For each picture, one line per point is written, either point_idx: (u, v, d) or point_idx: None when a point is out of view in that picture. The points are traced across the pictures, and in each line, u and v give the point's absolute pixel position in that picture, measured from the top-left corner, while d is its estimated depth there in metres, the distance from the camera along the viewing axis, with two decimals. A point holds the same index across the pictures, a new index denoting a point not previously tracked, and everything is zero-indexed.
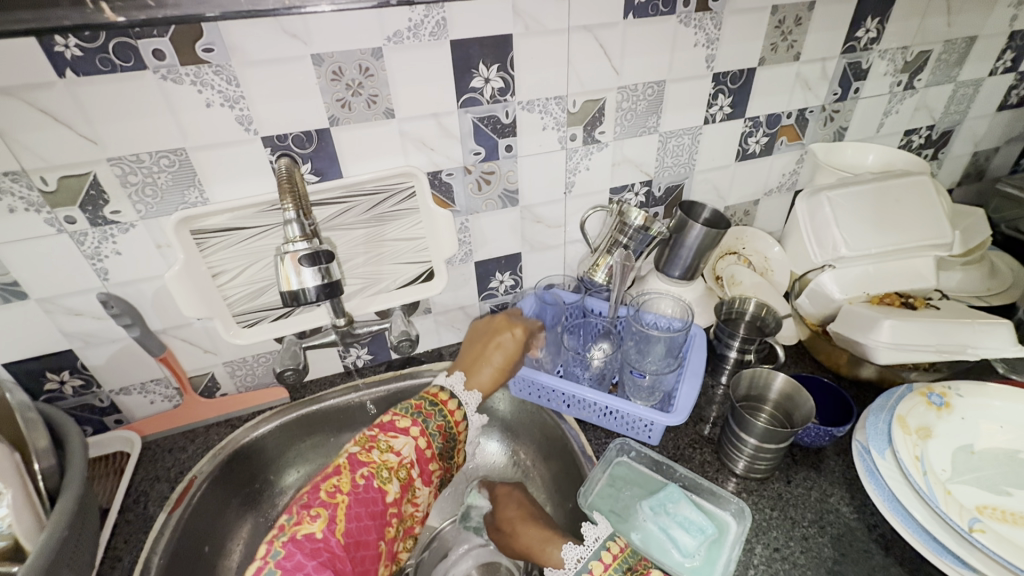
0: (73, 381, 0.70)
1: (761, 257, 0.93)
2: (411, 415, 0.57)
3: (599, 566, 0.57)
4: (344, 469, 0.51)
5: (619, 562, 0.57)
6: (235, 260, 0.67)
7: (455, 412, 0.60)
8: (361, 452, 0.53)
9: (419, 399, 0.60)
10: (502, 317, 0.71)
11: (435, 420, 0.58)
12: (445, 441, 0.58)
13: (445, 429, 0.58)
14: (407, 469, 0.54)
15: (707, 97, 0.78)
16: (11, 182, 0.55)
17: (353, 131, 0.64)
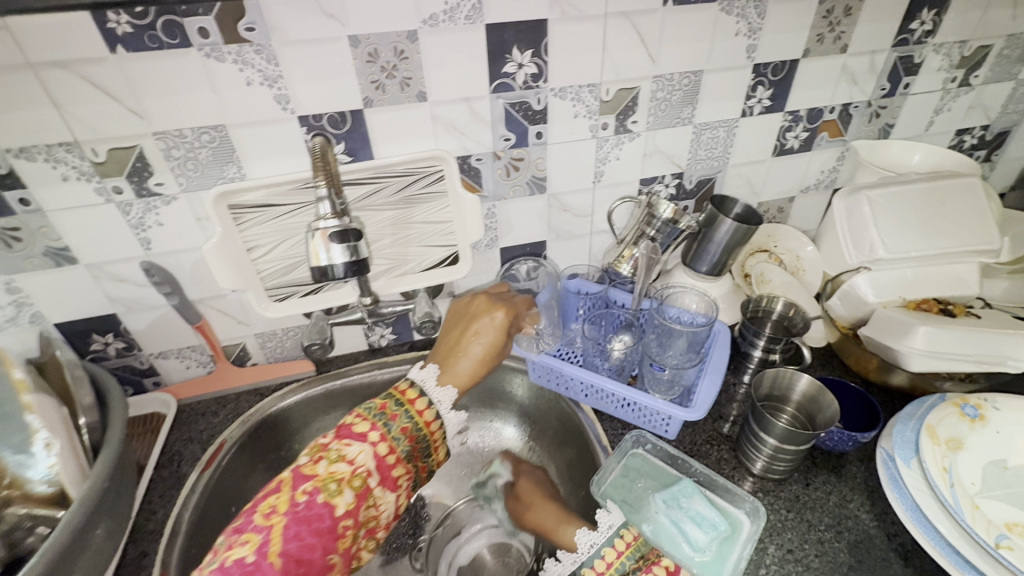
0: (117, 343, 0.74)
1: (793, 256, 0.91)
2: (371, 419, 0.56)
3: (612, 552, 0.60)
4: (285, 487, 0.50)
5: (632, 550, 0.59)
6: (268, 235, 0.69)
7: (425, 412, 0.58)
8: (307, 465, 0.52)
9: (385, 399, 0.58)
10: (479, 300, 0.69)
11: (400, 423, 0.56)
12: (412, 443, 0.56)
13: (412, 432, 0.56)
14: (361, 478, 0.52)
15: (746, 89, 0.76)
16: (65, 152, 0.58)
17: (386, 113, 0.65)
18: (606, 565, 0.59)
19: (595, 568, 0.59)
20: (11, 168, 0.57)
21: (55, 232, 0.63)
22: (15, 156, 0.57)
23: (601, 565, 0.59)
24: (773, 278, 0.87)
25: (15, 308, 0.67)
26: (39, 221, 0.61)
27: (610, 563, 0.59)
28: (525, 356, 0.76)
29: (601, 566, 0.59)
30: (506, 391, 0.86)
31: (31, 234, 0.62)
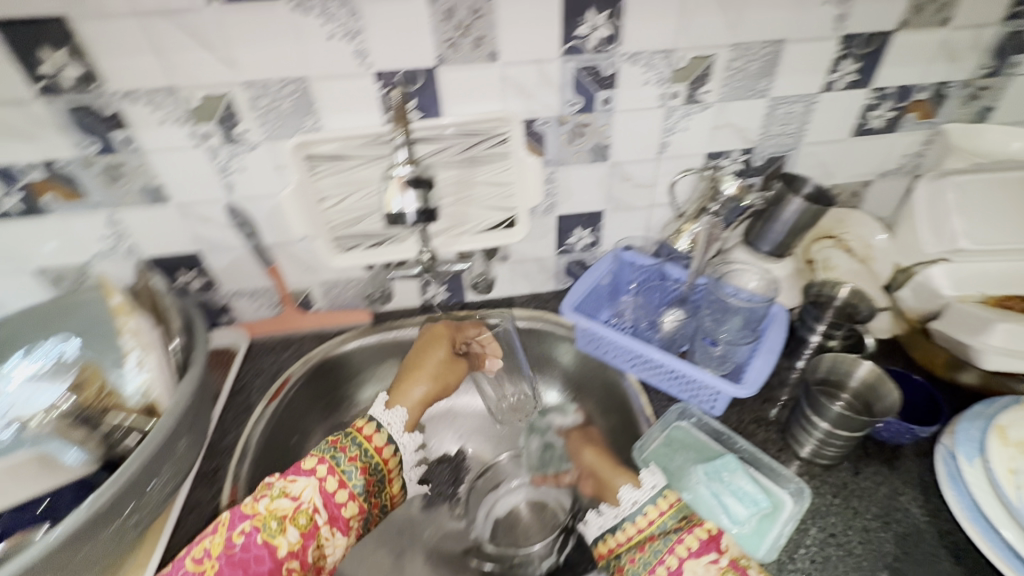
0: (198, 280, 0.81)
1: (863, 244, 0.84)
2: (319, 457, 0.62)
3: (654, 510, 0.58)
4: (222, 528, 0.56)
5: (675, 511, 0.57)
6: (339, 187, 0.73)
7: (376, 442, 0.67)
8: (247, 504, 0.57)
9: (336, 436, 0.65)
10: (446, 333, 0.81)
11: (353, 453, 0.64)
12: (367, 475, 0.64)
13: (366, 462, 0.65)
14: (306, 515, 0.58)
15: (830, 62, 0.72)
16: (165, 96, 0.62)
17: (457, 72, 0.66)
18: (647, 522, 0.58)
19: (636, 524, 0.58)
20: (118, 110, 0.63)
21: (152, 172, 0.68)
22: (123, 99, 0.62)
23: (642, 522, 0.58)
24: (838, 265, 0.85)
25: (116, 240, 0.74)
26: (139, 161, 0.67)
27: (651, 521, 0.58)
28: (575, 323, 0.76)
29: (642, 522, 0.58)
30: (553, 356, 0.88)
31: (133, 173, 0.68)
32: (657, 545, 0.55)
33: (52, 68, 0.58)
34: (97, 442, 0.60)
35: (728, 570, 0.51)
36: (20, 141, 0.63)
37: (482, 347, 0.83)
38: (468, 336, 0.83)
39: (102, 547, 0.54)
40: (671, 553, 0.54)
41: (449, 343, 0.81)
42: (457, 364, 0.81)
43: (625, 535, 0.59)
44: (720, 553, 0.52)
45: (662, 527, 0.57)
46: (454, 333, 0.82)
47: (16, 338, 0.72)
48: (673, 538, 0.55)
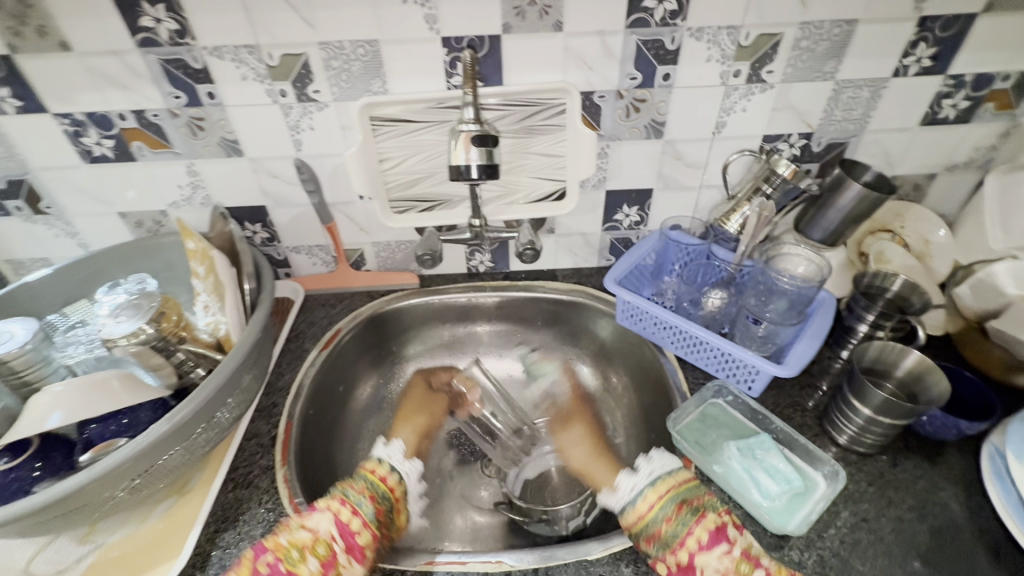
0: (262, 233, 0.86)
1: (920, 239, 0.84)
2: (332, 493, 0.57)
3: (652, 495, 0.57)
4: (244, 563, 0.50)
5: (675, 493, 0.56)
6: (399, 149, 0.76)
7: (387, 478, 0.62)
8: (266, 541, 0.51)
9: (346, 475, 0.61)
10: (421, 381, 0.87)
11: (360, 485, 0.59)
12: (377, 504, 0.58)
13: (374, 491, 0.59)
14: (325, 544, 0.52)
15: (904, 45, 0.70)
16: (248, 54, 0.67)
17: (522, 41, 0.67)
18: (647, 507, 0.56)
19: (636, 510, 0.57)
20: (205, 65, 0.67)
21: (230, 126, 0.73)
22: (210, 54, 0.66)
23: (641, 508, 0.56)
24: (892, 258, 0.83)
25: (192, 189, 0.80)
26: (219, 114, 0.72)
27: (651, 505, 0.56)
28: (617, 295, 0.78)
29: (642, 506, 0.57)
30: (590, 330, 0.89)
31: (212, 125, 0.73)
32: (666, 539, 0.54)
33: (151, 22, 0.63)
34: (169, 370, 0.67)
35: (740, 561, 0.51)
36: (118, 89, 0.69)
37: (460, 388, 0.84)
38: (442, 377, 0.87)
39: (174, 460, 0.59)
40: (681, 548, 0.52)
41: (424, 387, 0.86)
42: (438, 401, 0.84)
43: (630, 518, 0.57)
44: (731, 543, 0.52)
45: (661, 512, 0.55)
46: (428, 378, 0.88)
47: (103, 272, 0.80)
48: (681, 532, 0.53)
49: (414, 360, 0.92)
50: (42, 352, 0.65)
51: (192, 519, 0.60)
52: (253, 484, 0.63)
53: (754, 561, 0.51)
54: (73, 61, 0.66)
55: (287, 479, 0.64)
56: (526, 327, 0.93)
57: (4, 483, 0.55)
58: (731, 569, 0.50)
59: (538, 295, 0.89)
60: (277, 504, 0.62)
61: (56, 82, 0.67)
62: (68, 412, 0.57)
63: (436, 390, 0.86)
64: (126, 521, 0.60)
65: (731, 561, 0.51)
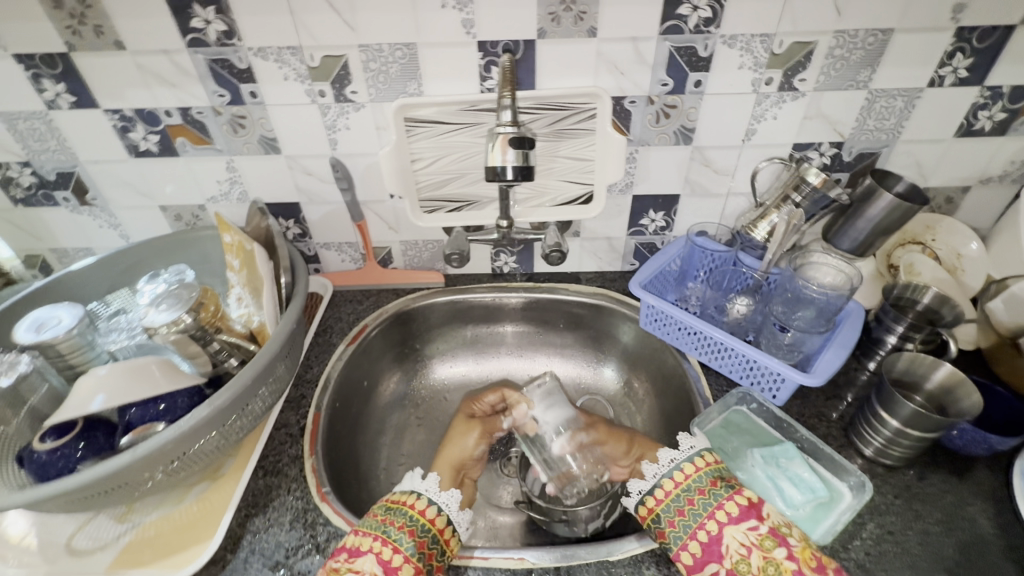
0: (294, 229, 0.89)
1: (952, 252, 0.84)
2: (372, 531, 0.56)
3: (691, 466, 0.61)
4: None
5: (711, 468, 0.60)
6: (431, 150, 0.78)
7: (425, 511, 0.60)
8: None
9: (383, 510, 0.59)
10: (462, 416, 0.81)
11: (400, 520, 0.58)
12: (418, 538, 0.56)
13: (413, 526, 0.57)
14: None
15: (941, 56, 0.69)
16: (291, 55, 0.69)
17: (556, 46, 0.69)
18: (684, 477, 0.60)
19: (673, 479, 0.60)
20: (249, 65, 0.70)
21: (269, 124, 0.75)
22: (254, 54, 0.69)
23: (679, 477, 0.60)
24: (923, 271, 0.82)
25: (230, 185, 0.83)
26: (260, 112, 0.74)
27: (688, 474, 0.60)
28: (642, 299, 0.78)
29: (680, 476, 0.60)
30: (612, 334, 0.90)
31: (253, 123, 0.75)
32: (697, 510, 0.56)
33: (201, 23, 0.66)
34: (204, 358, 0.70)
35: (766, 537, 0.52)
36: (167, 87, 0.72)
37: (506, 403, 0.81)
38: (486, 402, 0.81)
39: (209, 446, 0.61)
40: (711, 519, 0.55)
41: (465, 417, 0.80)
42: (478, 431, 0.78)
43: (662, 490, 0.60)
44: (760, 521, 0.54)
45: (698, 481, 0.59)
46: (469, 407, 0.82)
47: (144, 264, 0.83)
48: (714, 503, 0.56)
49: (437, 358, 0.93)
50: (87, 337, 0.68)
51: (224, 503, 0.62)
52: (282, 472, 0.65)
53: (783, 539, 0.52)
54: (126, 59, 0.69)
55: (314, 469, 0.66)
56: (548, 329, 0.93)
57: (51, 460, 0.58)
58: (756, 544, 0.52)
59: (561, 298, 0.90)
60: (305, 493, 0.63)
61: (109, 79, 0.70)
62: (109, 395, 0.59)
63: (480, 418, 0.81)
64: (163, 502, 0.62)
65: (757, 537, 0.52)
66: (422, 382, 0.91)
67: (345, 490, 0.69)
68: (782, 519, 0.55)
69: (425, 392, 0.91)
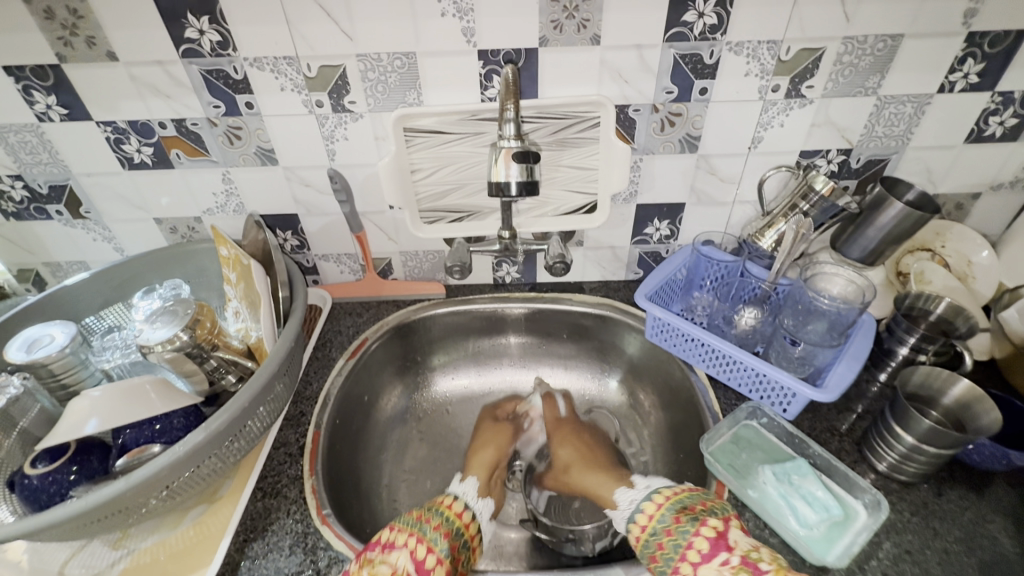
0: (292, 240, 0.87)
1: (962, 260, 0.83)
2: (407, 529, 0.58)
3: (652, 506, 0.61)
4: None
5: (673, 502, 0.60)
6: (431, 160, 0.77)
7: (463, 513, 0.64)
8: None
9: (420, 509, 0.62)
10: (488, 419, 0.85)
11: (436, 520, 0.60)
12: (452, 539, 0.60)
13: (449, 527, 0.61)
14: None
15: (951, 61, 0.68)
16: (287, 65, 0.67)
17: (558, 54, 0.67)
18: (647, 519, 0.60)
19: (638, 523, 0.61)
20: (245, 75, 0.68)
21: (266, 135, 0.74)
22: (250, 65, 0.67)
23: (643, 520, 0.61)
24: (934, 279, 0.80)
25: (226, 197, 0.81)
26: (256, 123, 0.73)
27: (652, 515, 0.60)
28: (647, 311, 0.77)
29: (642, 518, 0.61)
30: (617, 345, 0.88)
31: (249, 134, 0.74)
32: (668, 553, 0.55)
33: (195, 33, 0.64)
34: (201, 376, 0.68)
35: (739, 569, 0.50)
36: (161, 98, 0.70)
37: (523, 409, 0.87)
38: (509, 406, 0.87)
39: (206, 469, 0.59)
40: (684, 561, 0.54)
41: (492, 420, 0.85)
42: (506, 433, 0.83)
43: (635, 534, 0.60)
44: (730, 551, 0.52)
45: (662, 522, 0.59)
46: (493, 411, 0.86)
47: (138, 278, 0.81)
48: (682, 543, 0.55)
49: (439, 370, 0.92)
50: (80, 355, 0.67)
51: (222, 528, 0.60)
52: (281, 494, 0.64)
53: (754, 566, 0.50)
54: (119, 71, 0.67)
55: (314, 490, 0.64)
56: (551, 339, 0.92)
57: (43, 486, 0.56)
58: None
59: (565, 308, 0.88)
60: (305, 515, 0.62)
61: (101, 90, 0.69)
62: (104, 418, 0.57)
63: (506, 421, 0.85)
64: (159, 527, 0.60)
65: (729, 570, 0.50)
66: (423, 395, 0.90)
67: (346, 510, 0.67)
68: (751, 544, 0.53)
69: (427, 406, 0.89)
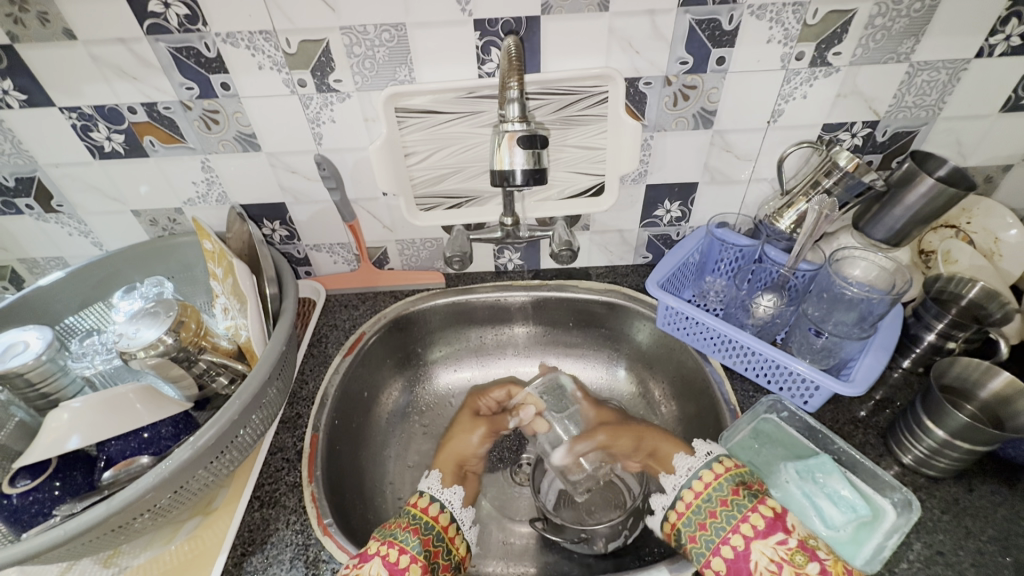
0: (281, 231, 0.82)
1: (989, 237, 0.78)
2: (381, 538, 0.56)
3: (710, 474, 0.58)
4: None
5: (733, 474, 0.57)
6: (425, 143, 0.72)
7: (430, 506, 0.61)
8: None
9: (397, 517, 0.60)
10: (467, 410, 0.82)
11: (405, 521, 0.59)
12: (423, 536, 0.57)
13: (418, 524, 0.59)
14: None
15: (993, 22, 0.62)
16: (264, 40, 0.61)
17: (562, 23, 0.61)
18: (703, 486, 0.57)
19: (692, 489, 0.58)
20: (219, 52, 0.62)
21: (246, 119, 0.68)
22: (223, 41, 0.61)
23: (698, 486, 0.58)
24: (960, 258, 0.75)
25: (207, 186, 0.75)
26: (234, 106, 0.67)
27: (707, 484, 0.57)
28: (659, 300, 0.72)
29: (698, 485, 0.58)
30: (626, 333, 0.85)
31: (227, 118, 0.68)
32: (719, 524, 0.54)
33: (159, 7, 0.58)
34: (190, 380, 0.64)
35: (796, 552, 0.50)
36: (127, 80, 0.64)
37: (512, 400, 0.82)
38: (492, 397, 0.82)
39: (198, 483, 0.56)
40: (737, 533, 0.52)
41: (470, 413, 0.81)
42: (484, 427, 0.80)
43: (683, 502, 0.58)
44: (788, 533, 0.51)
45: (718, 490, 0.56)
46: (473, 402, 0.83)
47: (118, 277, 0.77)
48: (737, 516, 0.53)
49: (440, 363, 0.88)
50: (58, 362, 0.62)
51: (218, 541, 0.57)
52: (279, 503, 0.61)
53: (812, 552, 0.50)
54: (79, 50, 0.61)
55: (314, 498, 0.61)
56: (557, 328, 0.88)
57: (23, 506, 0.52)
58: (785, 559, 0.49)
59: (570, 296, 0.84)
60: (305, 526, 0.59)
61: (60, 72, 0.62)
62: (87, 434, 0.53)
63: (486, 415, 0.81)
64: (151, 542, 0.58)
65: (787, 551, 0.50)
66: (425, 388, 0.86)
67: (349, 516, 0.65)
68: (808, 530, 0.52)
69: (430, 399, 0.86)
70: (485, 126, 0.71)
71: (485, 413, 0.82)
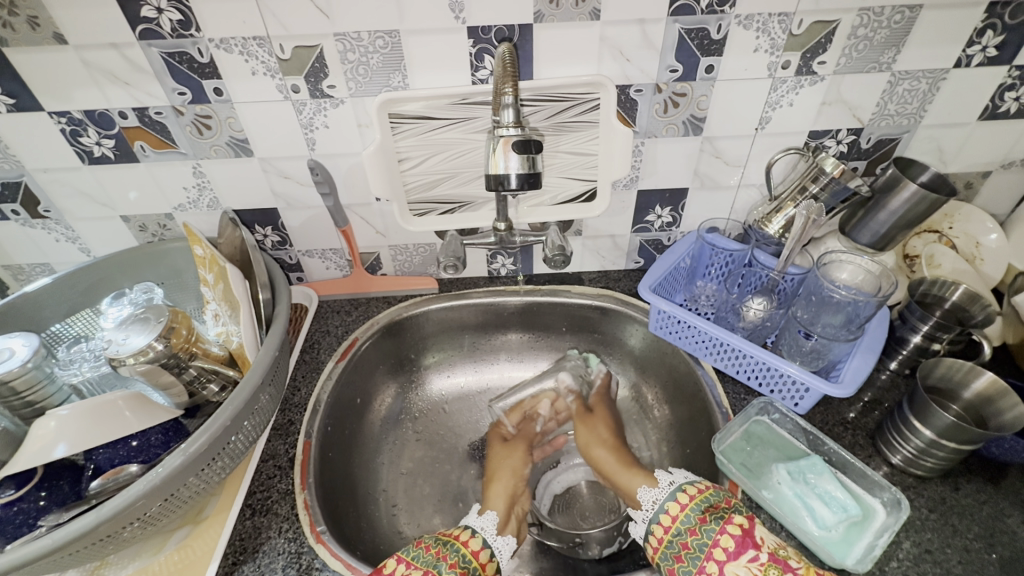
0: (272, 236, 0.82)
1: (971, 241, 0.80)
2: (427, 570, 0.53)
3: (675, 506, 0.58)
4: None
5: (697, 502, 0.57)
6: (419, 148, 0.72)
7: (479, 550, 0.59)
8: None
9: (448, 545, 0.57)
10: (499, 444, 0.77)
11: (452, 558, 0.56)
12: None
13: (465, 568, 0.56)
14: None
15: (971, 33, 0.64)
16: (257, 46, 0.61)
17: (554, 31, 0.62)
18: (670, 519, 0.57)
19: (661, 524, 0.58)
20: (211, 58, 0.62)
21: (239, 124, 0.68)
22: (216, 46, 0.61)
23: (666, 520, 0.58)
24: (943, 262, 0.78)
25: (198, 192, 0.75)
26: (227, 111, 0.67)
27: (674, 516, 0.57)
28: (651, 304, 0.73)
29: (666, 520, 0.57)
30: (619, 337, 0.85)
31: (219, 123, 0.68)
32: (694, 554, 0.53)
33: (152, 12, 0.58)
34: (179, 388, 0.63)
35: (769, 566, 0.49)
36: (118, 85, 0.63)
37: (530, 408, 0.81)
38: (510, 423, 0.79)
39: (189, 490, 0.55)
40: (710, 561, 0.52)
41: (503, 446, 0.76)
42: (524, 454, 0.75)
43: (655, 537, 0.58)
44: (758, 549, 0.51)
45: (686, 522, 0.56)
46: (498, 432, 0.79)
47: (105, 283, 0.76)
48: (708, 543, 0.53)
49: (433, 368, 0.88)
50: (45, 369, 0.61)
51: (209, 549, 0.57)
52: (271, 511, 0.60)
53: (784, 564, 0.50)
54: (69, 55, 0.60)
55: (307, 505, 0.60)
56: (550, 333, 0.88)
57: (7, 516, 0.51)
58: None
59: (563, 301, 0.85)
60: (299, 534, 0.58)
61: (50, 77, 0.62)
62: (74, 441, 0.51)
63: (520, 442, 0.77)
64: (139, 553, 0.57)
65: (759, 568, 0.49)
66: (418, 394, 0.86)
67: (342, 523, 0.64)
68: (777, 542, 0.52)
69: (423, 405, 0.85)
70: (478, 132, 0.71)
71: (514, 438, 0.78)
